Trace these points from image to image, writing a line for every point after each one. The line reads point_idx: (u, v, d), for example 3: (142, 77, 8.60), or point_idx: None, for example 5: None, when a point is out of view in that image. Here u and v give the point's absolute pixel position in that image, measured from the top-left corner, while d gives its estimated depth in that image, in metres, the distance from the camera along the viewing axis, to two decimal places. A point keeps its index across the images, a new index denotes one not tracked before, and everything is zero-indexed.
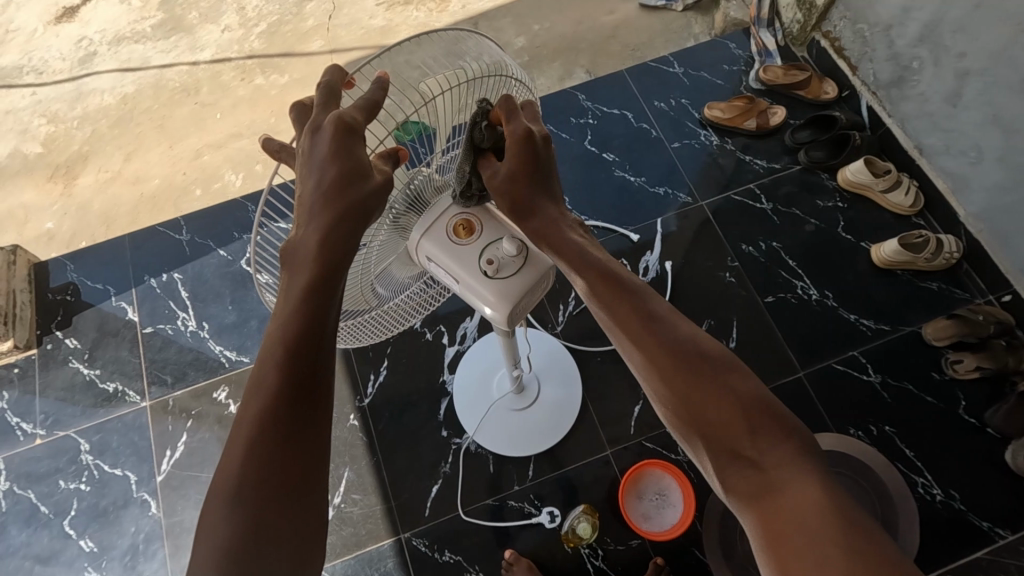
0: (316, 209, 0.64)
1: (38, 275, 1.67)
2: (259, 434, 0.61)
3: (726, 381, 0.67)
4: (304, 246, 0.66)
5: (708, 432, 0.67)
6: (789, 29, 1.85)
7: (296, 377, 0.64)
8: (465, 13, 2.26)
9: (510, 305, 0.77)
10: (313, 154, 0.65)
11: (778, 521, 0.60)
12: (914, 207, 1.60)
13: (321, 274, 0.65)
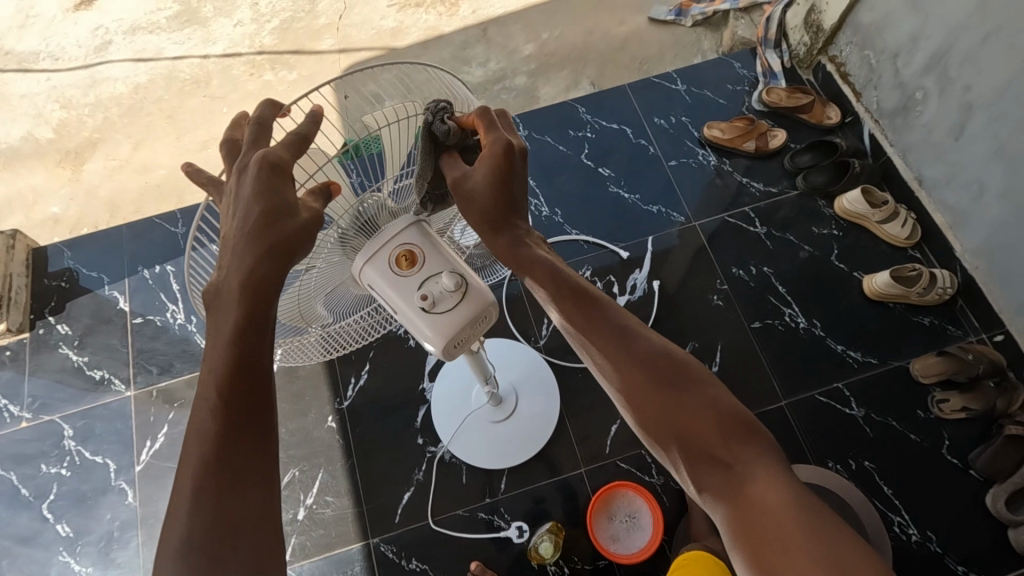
0: (240, 244, 0.64)
1: (37, 260, 1.71)
2: (205, 470, 0.63)
3: (692, 394, 0.69)
4: (230, 283, 0.65)
5: (682, 444, 0.68)
6: (796, 51, 1.83)
7: (246, 401, 0.66)
8: (475, 17, 2.24)
9: (447, 339, 0.76)
10: (238, 193, 0.65)
11: (754, 517, 0.61)
12: (911, 239, 1.57)
13: (251, 306, 0.65)
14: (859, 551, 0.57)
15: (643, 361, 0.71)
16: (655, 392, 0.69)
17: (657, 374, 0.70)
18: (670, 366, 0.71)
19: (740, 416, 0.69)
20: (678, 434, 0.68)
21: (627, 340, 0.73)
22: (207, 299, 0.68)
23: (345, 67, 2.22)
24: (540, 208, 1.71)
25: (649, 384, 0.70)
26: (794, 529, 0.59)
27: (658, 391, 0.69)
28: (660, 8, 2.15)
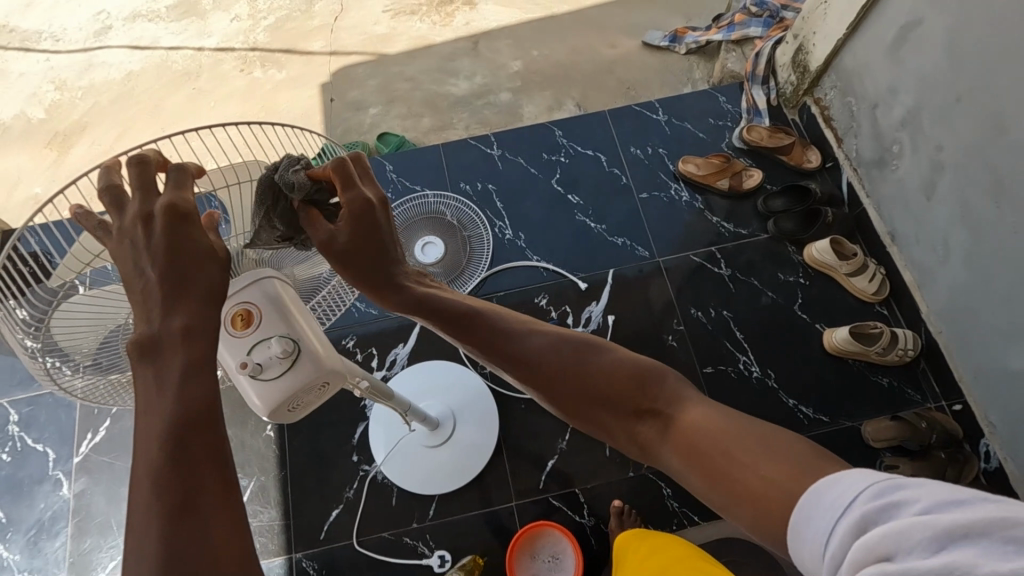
0: (171, 292, 0.60)
1: (5, 243, 1.73)
2: (168, 523, 0.50)
3: (593, 363, 0.80)
4: (168, 328, 0.59)
5: (613, 413, 0.78)
6: (783, 90, 1.79)
7: (207, 448, 0.55)
8: (467, 30, 2.23)
9: (273, 406, 0.69)
10: (149, 245, 0.62)
11: (693, 449, 0.70)
12: (878, 295, 1.52)
13: (197, 350, 0.59)
14: (767, 424, 0.69)
15: (547, 355, 0.81)
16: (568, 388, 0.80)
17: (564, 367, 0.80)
18: (570, 355, 0.81)
19: (641, 369, 0.79)
20: (610, 414, 0.78)
21: (524, 339, 0.82)
22: (134, 359, 0.59)
23: (334, 71, 2.22)
24: (504, 231, 1.69)
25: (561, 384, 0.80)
26: (725, 437, 0.69)
27: (565, 375, 0.80)
28: (654, 33, 2.13)
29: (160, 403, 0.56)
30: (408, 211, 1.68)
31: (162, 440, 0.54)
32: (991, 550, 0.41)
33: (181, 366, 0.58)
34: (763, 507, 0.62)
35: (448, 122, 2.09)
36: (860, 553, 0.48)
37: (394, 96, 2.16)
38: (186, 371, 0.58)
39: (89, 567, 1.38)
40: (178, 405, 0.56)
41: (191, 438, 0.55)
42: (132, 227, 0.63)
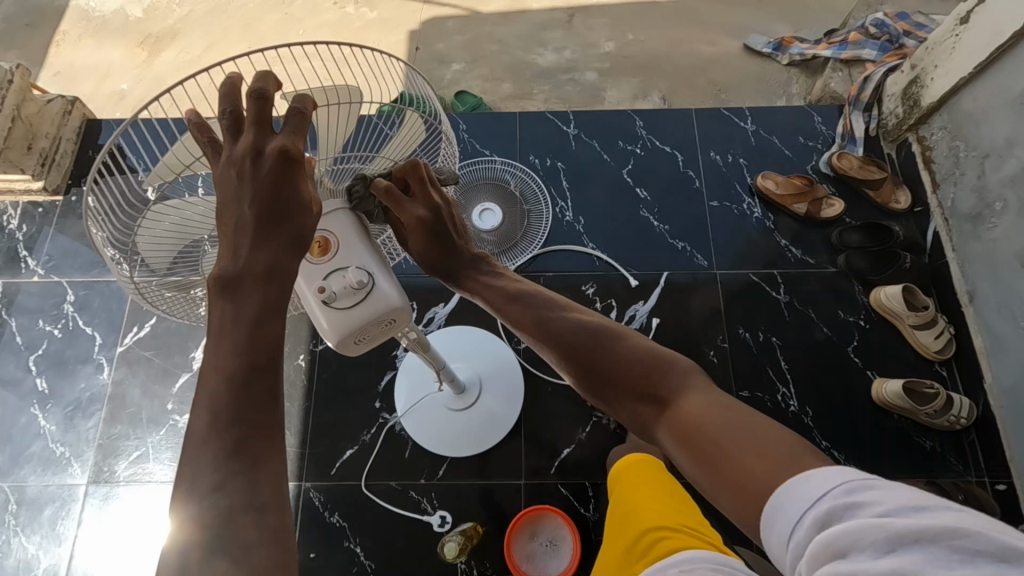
0: (259, 232, 0.60)
1: (88, 130, 1.79)
2: (219, 461, 0.51)
3: (612, 348, 0.76)
4: (253, 266, 0.59)
5: (618, 390, 0.74)
6: (885, 121, 1.68)
7: (265, 389, 0.55)
8: (565, 1, 2.17)
9: (342, 338, 0.71)
10: (251, 182, 0.60)
11: (689, 433, 0.66)
12: (941, 354, 1.44)
13: (274, 292, 0.58)
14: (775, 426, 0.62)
15: (567, 334, 0.80)
16: (580, 365, 0.77)
17: (578, 347, 0.78)
18: (594, 339, 0.78)
19: (656, 358, 0.75)
20: (623, 396, 0.74)
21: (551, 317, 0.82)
22: (212, 289, 0.58)
23: (424, 20, 2.19)
24: (564, 212, 1.66)
25: (577, 366, 0.78)
26: (724, 423, 0.64)
27: (579, 357, 0.78)
28: (758, 37, 2.03)
29: (229, 338, 0.56)
30: (472, 174, 1.67)
31: (231, 380, 0.54)
32: (940, 558, 0.41)
33: (255, 308, 0.57)
34: (739, 487, 0.59)
35: (528, 91, 2.05)
36: (820, 547, 0.47)
37: (479, 56, 2.13)
38: (259, 314, 0.57)
39: (116, 452, 1.45)
40: (240, 340, 0.56)
41: (257, 380, 0.55)
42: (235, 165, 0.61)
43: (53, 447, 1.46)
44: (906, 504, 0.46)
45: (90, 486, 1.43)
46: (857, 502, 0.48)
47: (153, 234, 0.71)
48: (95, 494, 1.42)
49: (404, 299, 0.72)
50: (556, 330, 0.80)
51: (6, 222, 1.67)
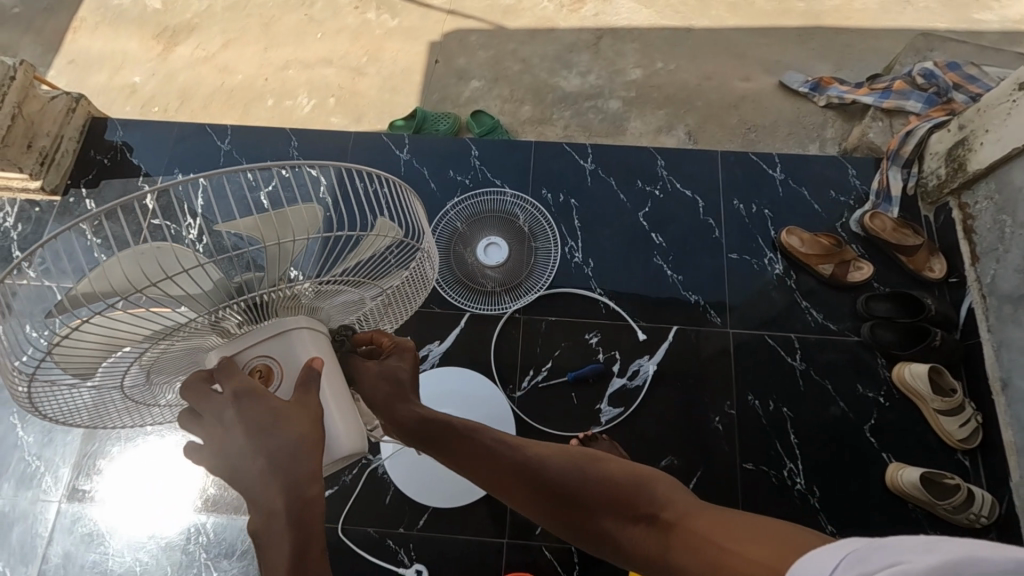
0: (264, 465, 0.57)
1: (92, 129, 1.76)
2: None
3: (602, 479, 0.81)
4: (275, 508, 0.57)
5: (620, 524, 0.78)
6: (925, 180, 1.58)
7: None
8: (595, 22, 2.08)
9: None
10: (241, 428, 0.58)
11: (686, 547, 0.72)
12: (966, 443, 1.34)
13: (301, 523, 0.57)
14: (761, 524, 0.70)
15: (548, 466, 0.83)
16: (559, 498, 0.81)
17: (563, 480, 0.82)
18: (580, 471, 0.82)
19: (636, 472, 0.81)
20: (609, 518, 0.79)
21: (524, 452, 0.85)
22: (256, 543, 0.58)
23: (447, 32, 2.11)
24: (573, 252, 1.58)
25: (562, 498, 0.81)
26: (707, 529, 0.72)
27: (570, 496, 0.81)
28: (796, 75, 1.92)
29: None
30: (480, 206, 1.59)
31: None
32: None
33: (289, 552, 0.56)
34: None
35: (548, 116, 1.96)
36: None
37: (500, 74, 2.04)
38: (294, 560, 0.57)
39: (93, 470, 1.43)
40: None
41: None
42: (224, 404, 0.60)
43: (30, 459, 1.44)
44: (893, 545, 0.54)
45: (63, 503, 1.40)
46: (865, 552, 0.54)
47: (60, 348, 0.55)
48: (68, 512, 1.39)
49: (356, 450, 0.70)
50: (530, 466, 0.83)
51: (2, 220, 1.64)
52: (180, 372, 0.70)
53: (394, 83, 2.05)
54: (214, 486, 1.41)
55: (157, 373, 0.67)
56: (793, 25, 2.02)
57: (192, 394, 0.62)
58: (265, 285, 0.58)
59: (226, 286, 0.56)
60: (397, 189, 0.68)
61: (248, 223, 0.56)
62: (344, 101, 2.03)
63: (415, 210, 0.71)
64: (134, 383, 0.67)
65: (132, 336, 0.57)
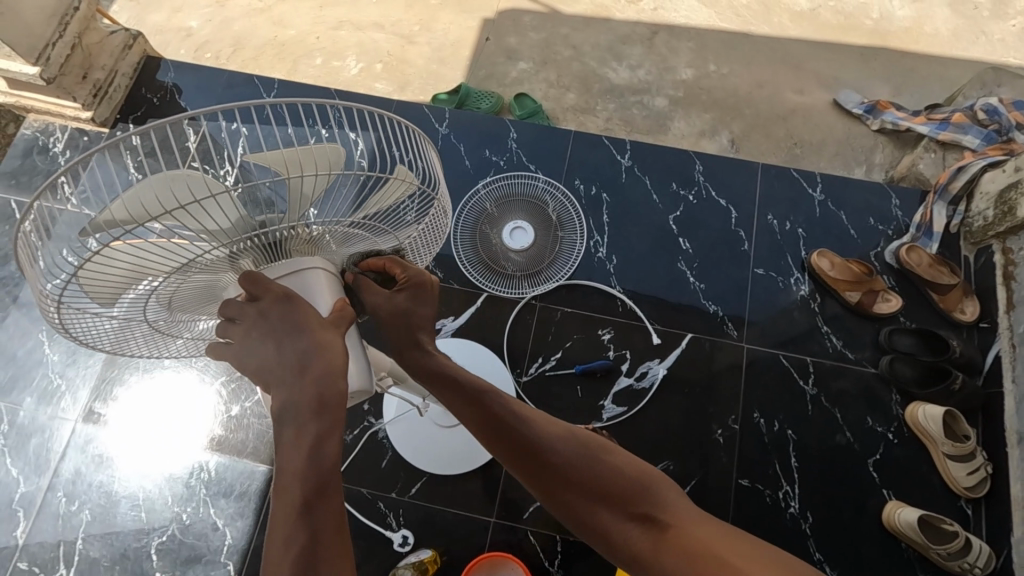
0: (304, 358, 0.61)
1: (146, 67, 1.80)
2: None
3: (598, 461, 0.85)
4: (303, 398, 0.61)
5: (602, 504, 0.83)
6: (971, 220, 1.53)
7: (331, 519, 0.62)
8: (651, 16, 2.04)
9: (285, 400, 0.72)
10: (280, 323, 0.61)
11: (677, 549, 0.77)
12: (972, 491, 1.31)
13: (325, 413, 0.61)
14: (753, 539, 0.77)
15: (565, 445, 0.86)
16: (567, 480, 0.83)
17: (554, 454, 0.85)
18: (587, 454, 0.85)
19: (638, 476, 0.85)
20: (608, 510, 0.82)
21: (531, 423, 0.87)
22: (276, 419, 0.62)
23: (501, 9, 2.09)
24: (598, 247, 1.57)
25: (568, 483, 0.83)
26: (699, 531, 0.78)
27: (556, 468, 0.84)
28: (851, 95, 1.87)
29: (294, 470, 0.61)
30: (511, 189, 1.60)
31: (298, 510, 0.60)
32: None
33: (310, 439, 0.61)
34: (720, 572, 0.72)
35: (592, 106, 1.94)
36: None
37: (548, 58, 2.02)
38: (314, 443, 0.61)
39: (110, 395, 1.49)
40: (307, 471, 0.61)
41: (321, 503, 0.61)
42: (258, 312, 0.61)
43: (53, 377, 1.50)
44: None
45: (79, 422, 1.47)
46: None
47: (88, 272, 0.56)
48: (82, 432, 1.46)
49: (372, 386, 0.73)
50: (538, 440, 0.85)
51: (52, 145, 1.71)
52: (199, 306, 0.73)
53: (442, 55, 2.05)
54: (221, 427, 1.46)
55: (179, 307, 0.70)
56: (857, 42, 1.95)
57: (228, 310, 0.63)
58: (283, 223, 0.60)
59: (248, 221, 0.57)
60: (413, 137, 0.68)
61: (271, 155, 0.56)
62: (391, 68, 2.04)
63: (430, 157, 0.70)
64: (158, 315, 0.69)
65: (161, 266, 0.58)
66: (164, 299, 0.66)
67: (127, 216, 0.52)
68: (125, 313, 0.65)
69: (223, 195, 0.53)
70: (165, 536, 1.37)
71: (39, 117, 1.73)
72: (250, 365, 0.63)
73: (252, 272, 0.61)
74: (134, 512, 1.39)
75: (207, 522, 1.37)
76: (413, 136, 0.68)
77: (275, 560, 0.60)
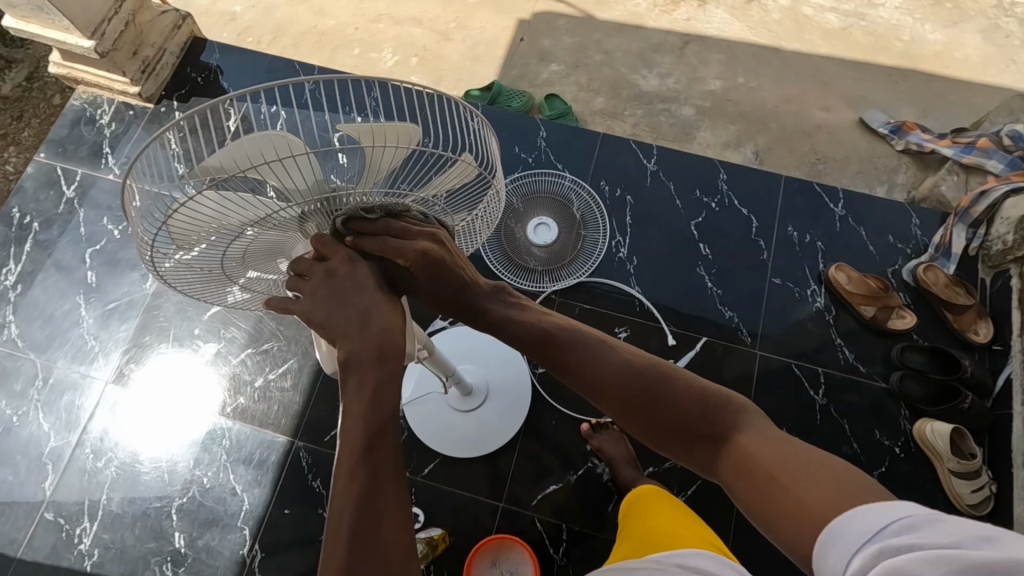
0: (371, 314, 0.67)
1: (192, 47, 1.87)
2: (361, 505, 0.63)
3: (671, 397, 0.82)
4: (368, 348, 0.67)
5: (677, 436, 0.82)
6: (990, 244, 1.54)
7: (391, 455, 0.67)
8: (684, 26, 2.08)
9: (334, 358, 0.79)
10: (348, 283, 0.67)
11: (743, 472, 0.76)
12: (974, 509, 1.33)
13: (387, 362, 0.67)
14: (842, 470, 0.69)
15: (628, 370, 0.84)
16: (636, 414, 0.83)
17: (618, 387, 0.84)
18: (656, 388, 0.83)
19: (707, 395, 0.81)
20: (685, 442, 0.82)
21: (604, 359, 0.86)
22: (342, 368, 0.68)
23: (536, 11, 2.14)
24: (620, 247, 1.61)
25: (634, 412, 0.83)
26: (772, 456, 0.74)
27: (627, 406, 0.83)
28: (878, 114, 1.89)
29: (357, 413, 0.67)
30: (539, 186, 1.64)
31: (360, 448, 0.65)
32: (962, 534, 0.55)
33: (373, 385, 0.67)
34: (792, 517, 0.68)
35: (620, 111, 1.99)
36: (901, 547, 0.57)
37: (580, 62, 2.06)
38: (376, 388, 0.67)
39: (140, 359, 1.55)
40: (371, 411, 0.66)
41: (381, 443, 0.66)
42: (328, 270, 0.67)
43: (88, 338, 1.56)
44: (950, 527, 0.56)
45: (109, 383, 1.53)
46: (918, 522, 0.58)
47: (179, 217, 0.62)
48: (111, 393, 1.52)
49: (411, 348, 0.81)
50: (605, 379, 0.84)
51: (98, 117, 1.78)
52: (270, 261, 0.78)
53: (476, 53, 2.10)
54: (244, 397, 1.51)
55: (250, 261, 0.75)
56: (887, 63, 1.98)
57: (299, 266, 0.68)
58: (352, 191, 0.65)
59: (322, 185, 0.63)
60: (478, 124, 0.73)
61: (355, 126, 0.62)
62: (426, 62, 2.09)
63: (491, 146, 0.74)
64: (234, 265, 0.74)
65: (239, 218, 0.63)
66: (240, 250, 0.71)
67: (221, 164, 0.59)
68: (207, 262, 0.71)
69: (303, 156, 0.59)
70: (185, 498, 1.42)
71: (88, 89, 1.80)
72: (314, 318, 0.68)
73: (322, 236, 0.67)
74: (157, 473, 1.45)
75: (226, 487, 1.42)
76: (477, 125, 0.73)
77: (340, 490, 0.64)
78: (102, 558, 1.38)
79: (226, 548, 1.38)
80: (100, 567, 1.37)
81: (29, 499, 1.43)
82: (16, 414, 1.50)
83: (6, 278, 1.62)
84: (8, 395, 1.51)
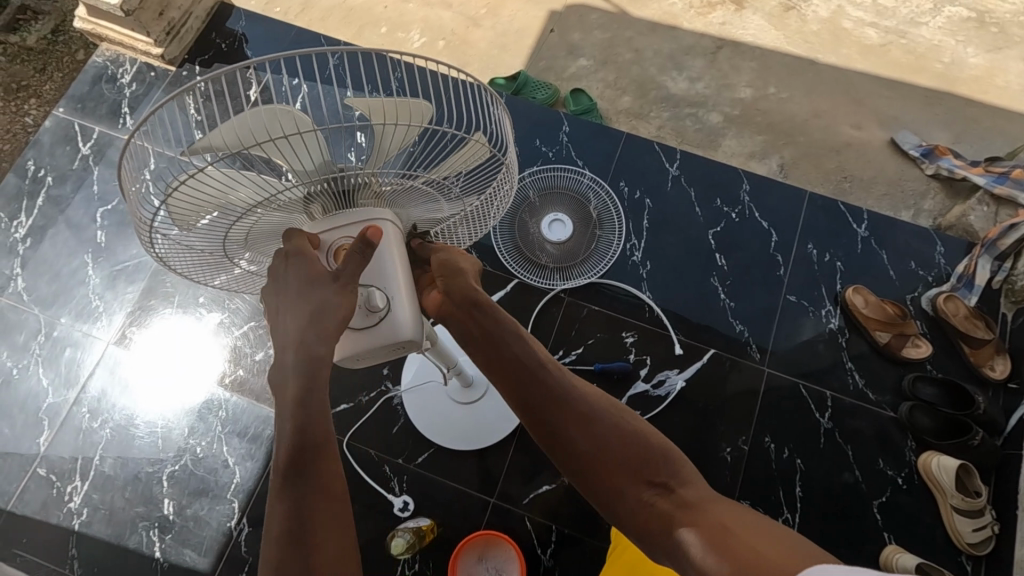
0: (301, 323, 0.69)
1: (219, 13, 1.85)
2: (289, 524, 0.67)
3: (618, 432, 0.83)
4: (295, 363, 0.70)
5: (619, 476, 0.80)
6: (1015, 278, 1.50)
7: (323, 469, 0.70)
8: (719, 30, 2.03)
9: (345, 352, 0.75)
10: (286, 294, 0.70)
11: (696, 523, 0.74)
12: (975, 548, 1.30)
13: (313, 373, 0.70)
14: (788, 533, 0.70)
15: (587, 405, 0.85)
16: (582, 436, 0.83)
17: (576, 412, 0.84)
18: (606, 419, 0.84)
19: (661, 449, 0.82)
20: (628, 481, 0.80)
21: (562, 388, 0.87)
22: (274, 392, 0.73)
23: (569, 3, 2.10)
24: (633, 251, 1.58)
25: (578, 435, 0.83)
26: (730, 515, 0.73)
27: (575, 434, 0.83)
28: (910, 136, 1.84)
29: (288, 432, 0.71)
30: (556, 181, 1.62)
31: (292, 463, 0.69)
32: None
33: (300, 398, 0.70)
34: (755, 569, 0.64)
35: (646, 113, 1.95)
36: None
37: (609, 59, 2.02)
38: (303, 403, 0.70)
39: (143, 323, 1.54)
40: (299, 429, 0.70)
41: (315, 458, 0.70)
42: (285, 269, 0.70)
43: (92, 298, 1.56)
44: None
45: (111, 344, 1.52)
46: None
47: (177, 195, 0.61)
48: (112, 354, 1.51)
49: (414, 332, 0.74)
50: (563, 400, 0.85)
51: (120, 76, 1.76)
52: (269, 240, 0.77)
53: (505, 41, 2.06)
54: (244, 369, 1.50)
55: (252, 241, 0.75)
56: (925, 84, 1.92)
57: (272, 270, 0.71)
58: (360, 171, 0.66)
59: (329, 164, 0.63)
60: (491, 104, 0.72)
61: (365, 104, 0.63)
62: (452, 46, 2.06)
63: (504, 129, 0.73)
64: (232, 246, 0.73)
65: (241, 196, 0.63)
66: (241, 231, 0.70)
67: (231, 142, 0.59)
68: (202, 241, 0.70)
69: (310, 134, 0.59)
70: (177, 466, 1.42)
71: (111, 47, 1.78)
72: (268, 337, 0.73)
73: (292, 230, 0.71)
74: (151, 439, 1.44)
75: (219, 458, 1.42)
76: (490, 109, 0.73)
77: (278, 510, 0.69)
78: (90, 518, 1.38)
79: (214, 519, 1.37)
80: (87, 527, 1.37)
81: (24, 452, 1.43)
82: (16, 367, 1.50)
83: (16, 231, 1.62)
84: (11, 348, 1.51)
